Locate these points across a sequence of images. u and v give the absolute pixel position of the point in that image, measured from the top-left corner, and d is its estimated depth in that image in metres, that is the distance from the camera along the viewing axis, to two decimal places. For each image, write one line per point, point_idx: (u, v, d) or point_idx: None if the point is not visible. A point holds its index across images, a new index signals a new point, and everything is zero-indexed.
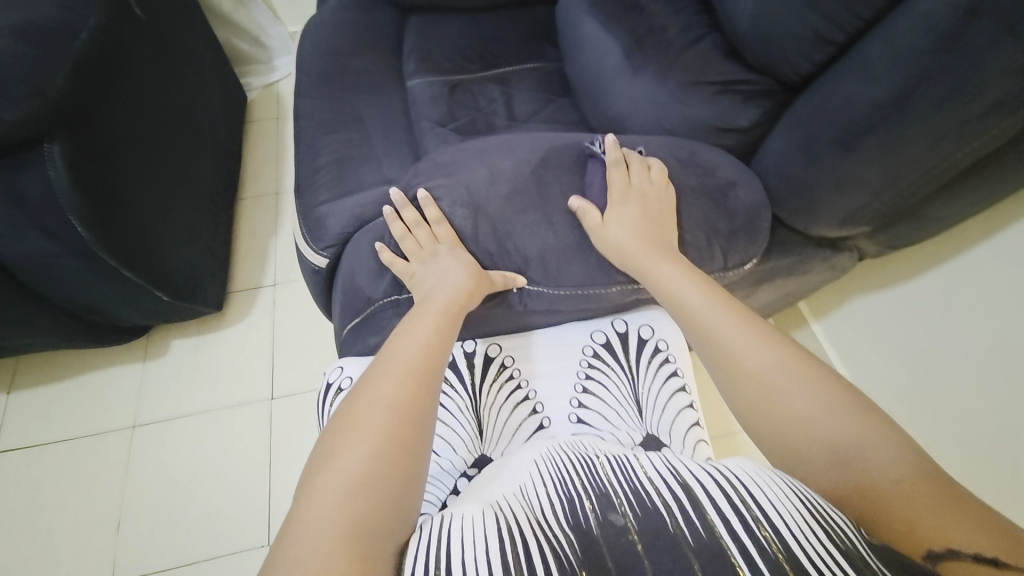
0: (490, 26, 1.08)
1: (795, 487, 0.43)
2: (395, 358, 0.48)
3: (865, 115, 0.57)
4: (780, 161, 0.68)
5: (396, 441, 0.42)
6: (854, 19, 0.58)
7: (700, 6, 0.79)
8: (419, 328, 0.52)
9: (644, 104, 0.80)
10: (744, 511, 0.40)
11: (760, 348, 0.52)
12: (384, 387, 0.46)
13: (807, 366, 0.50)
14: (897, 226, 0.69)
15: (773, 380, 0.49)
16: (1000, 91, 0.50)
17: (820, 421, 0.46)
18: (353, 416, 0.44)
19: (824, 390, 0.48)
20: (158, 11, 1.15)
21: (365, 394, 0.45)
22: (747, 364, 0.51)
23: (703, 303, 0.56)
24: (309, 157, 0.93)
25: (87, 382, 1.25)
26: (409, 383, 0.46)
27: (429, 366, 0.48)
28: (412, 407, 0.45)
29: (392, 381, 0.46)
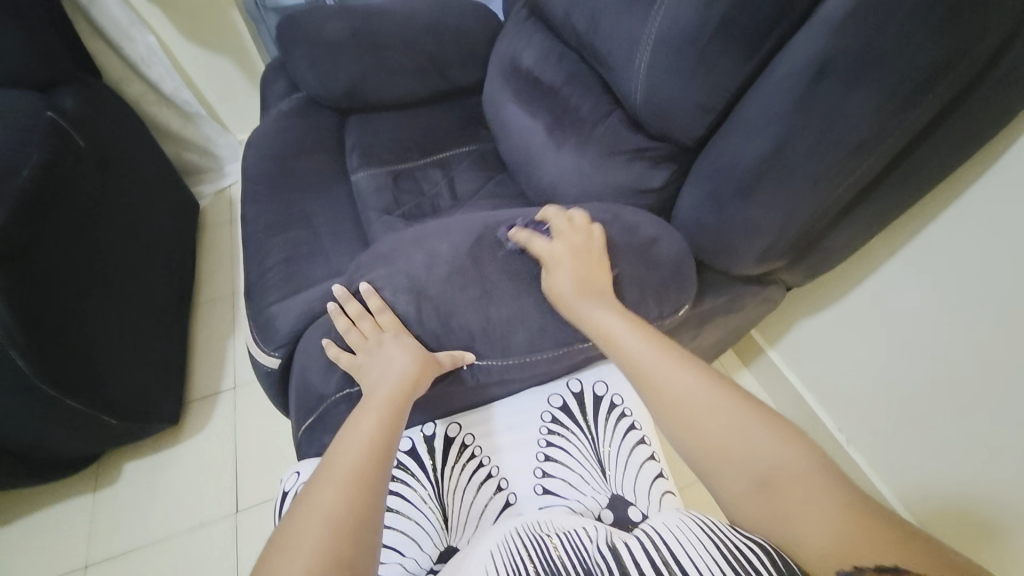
0: (425, 118, 1.17)
1: (735, 548, 0.44)
2: (335, 463, 0.48)
3: (751, 168, 0.64)
4: (694, 213, 0.74)
5: (335, 557, 0.41)
6: (726, 90, 0.66)
7: (604, 87, 0.89)
8: (361, 427, 0.52)
9: (570, 174, 0.87)
10: (667, 573, 0.42)
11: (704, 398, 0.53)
12: (322, 498, 0.45)
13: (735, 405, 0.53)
14: (809, 256, 0.76)
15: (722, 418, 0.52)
16: (856, 136, 0.57)
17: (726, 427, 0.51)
18: (290, 536, 0.42)
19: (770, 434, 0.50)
20: (102, 138, 1.20)
21: (303, 509, 0.44)
22: (678, 394, 0.55)
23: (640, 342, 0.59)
24: (258, 259, 0.95)
25: (28, 525, 1.15)
26: (351, 489, 0.46)
27: (373, 468, 0.48)
28: (353, 516, 0.44)
29: (331, 490, 0.45)
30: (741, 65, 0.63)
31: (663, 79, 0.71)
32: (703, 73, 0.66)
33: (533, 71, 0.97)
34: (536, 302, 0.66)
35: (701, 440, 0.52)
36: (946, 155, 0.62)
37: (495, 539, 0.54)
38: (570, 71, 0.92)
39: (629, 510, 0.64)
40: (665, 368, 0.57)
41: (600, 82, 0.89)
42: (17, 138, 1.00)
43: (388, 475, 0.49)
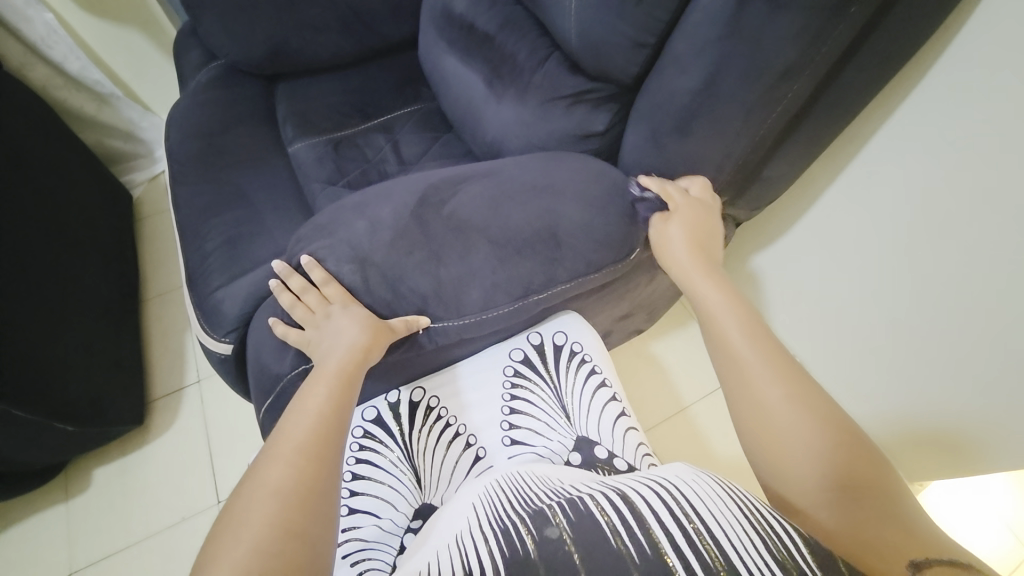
0: (359, 80, 1.10)
1: (733, 493, 0.46)
2: (285, 439, 0.47)
3: (687, 102, 0.64)
4: (637, 154, 0.73)
5: (283, 530, 0.41)
6: (658, 22, 0.64)
7: (540, 30, 0.85)
8: (311, 400, 0.51)
9: (513, 126, 0.85)
10: (687, 525, 0.41)
11: (774, 383, 0.54)
12: (270, 474, 0.44)
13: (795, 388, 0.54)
14: (752, 188, 0.76)
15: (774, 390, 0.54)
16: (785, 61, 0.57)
17: (771, 391, 0.54)
18: (237, 513, 0.42)
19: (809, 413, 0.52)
20: (6, 129, 1.09)
21: (251, 486, 0.44)
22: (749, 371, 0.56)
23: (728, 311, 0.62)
24: (196, 245, 0.90)
25: (0, 542, 1.11)
26: (300, 462, 0.45)
27: (324, 440, 0.48)
28: (302, 490, 0.44)
29: (279, 464, 0.45)
30: None
31: (594, 15, 0.68)
32: (633, 6, 0.64)
33: (466, 19, 0.92)
34: (486, 259, 0.65)
35: (756, 406, 0.54)
36: (874, 72, 0.62)
37: (478, 494, 0.56)
38: (504, 16, 0.88)
39: (595, 449, 0.65)
40: (735, 345, 0.59)
41: (535, 24, 0.85)
42: None
43: (341, 445, 0.49)
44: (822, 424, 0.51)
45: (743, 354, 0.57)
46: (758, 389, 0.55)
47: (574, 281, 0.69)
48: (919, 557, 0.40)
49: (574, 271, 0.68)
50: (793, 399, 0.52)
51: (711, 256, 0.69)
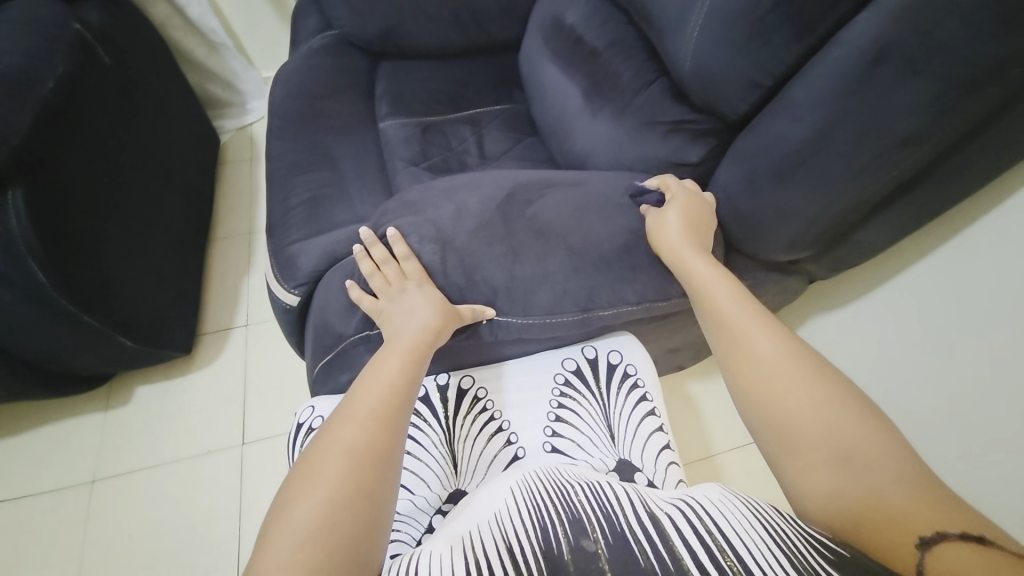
0: (458, 71, 1.14)
1: (755, 508, 0.47)
2: (358, 402, 0.49)
3: (796, 149, 0.63)
4: (727, 192, 0.73)
5: (355, 487, 0.42)
6: (781, 66, 0.64)
7: (650, 53, 0.85)
8: (385, 369, 0.53)
9: (603, 142, 0.86)
10: (710, 541, 0.42)
11: (792, 368, 0.52)
12: (345, 432, 0.46)
13: (816, 373, 0.51)
14: (838, 248, 0.74)
15: (779, 361, 0.53)
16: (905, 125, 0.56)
17: (775, 361, 0.53)
18: (313, 463, 0.44)
19: (817, 383, 0.51)
20: (126, 57, 1.18)
21: (323, 442, 0.46)
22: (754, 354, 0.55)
23: (730, 298, 0.60)
24: (281, 197, 0.94)
25: (44, 434, 1.19)
26: (373, 425, 0.47)
27: (394, 408, 0.49)
28: (374, 452, 0.45)
29: (354, 425, 0.47)
30: (800, 40, 0.61)
31: (714, 48, 0.68)
32: (759, 46, 0.64)
33: (576, 31, 0.94)
34: (562, 265, 0.66)
35: (763, 383, 0.53)
36: (998, 155, 0.60)
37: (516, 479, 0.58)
38: (615, 34, 0.89)
39: (636, 475, 0.64)
40: (731, 315, 0.58)
41: (645, 46, 0.86)
42: (39, 47, 0.96)
43: (408, 418, 0.50)
44: (839, 398, 0.49)
45: (746, 334, 0.56)
46: (776, 376, 0.52)
47: (641, 306, 0.68)
48: (927, 530, 0.39)
49: (643, 295, 0.68)
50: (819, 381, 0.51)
51: (703, 237, 0.67)
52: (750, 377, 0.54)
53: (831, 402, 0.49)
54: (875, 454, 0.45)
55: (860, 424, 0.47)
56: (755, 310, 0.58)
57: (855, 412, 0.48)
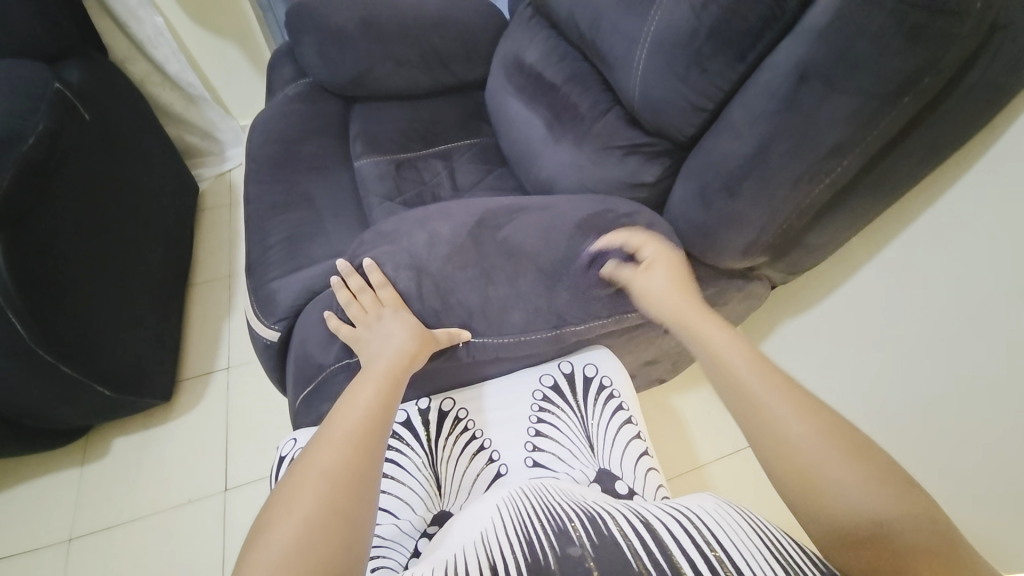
0: (428, 110, 1.20)
1: (756, 523, 0.48)
2: (335, 427, 0.50)
3: (740, 163, 0.68)
4: (684, 207, 0.78)
5: (330, 507, 0.43)
6: (717, 90, 0.70)
7: (603, 85, 0.92)
8: (362, 394, 0.55)
9: (566, 168, 0.91)
10: (708, 550, 0.43)
11: (794, 417, 0.50)
12: (322, 456, 0.47)
13: (837, 433, 0.48)
14: (791, 254, 0.79)
15: (794, 416, 0.50)
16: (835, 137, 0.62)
17: (788, 418, 0.50)
18: (290, 488, 0.45)
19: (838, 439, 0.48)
20: (106, 113, 1.21)
21: (300, 467, 0.47)
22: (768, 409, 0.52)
23: (736, 354, 0.57)
24: (259, 237, 0.97)
25: (15, 496, 1.14)
26: (348, 447, 0.48)
27: (370, 430, 0.51)
28: (349, 472, 0.46)
29: (330, 448, 0.48)
30: (732, 67, 0.68)
31: (659, 78, 0.75)
32: (697, 74, 0.70)
33: (535, 68, 1.01)
34: (533, 284, 0.69)
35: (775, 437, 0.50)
36: (918, 159, 0.66)
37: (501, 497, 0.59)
38: (571, 69, 0.96)
39: (616, 484, 0.65)
40: (740, 373, 0.56)
41: (599, 80, 0.93)
42: (20, 105, 0.97)
43: (385, 439, 0.52)
44: (851, 449, 0.47)
45: (753, 390, 0.54)
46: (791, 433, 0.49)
47: (610, 317, 0.72)
48: None
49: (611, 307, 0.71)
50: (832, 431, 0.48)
51: (694, 292, 0.68)
52: (764, 434, 0.51)
53: (855, 463, 0.46)
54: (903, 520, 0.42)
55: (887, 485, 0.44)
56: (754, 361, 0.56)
57: (884, 475, 0.45)
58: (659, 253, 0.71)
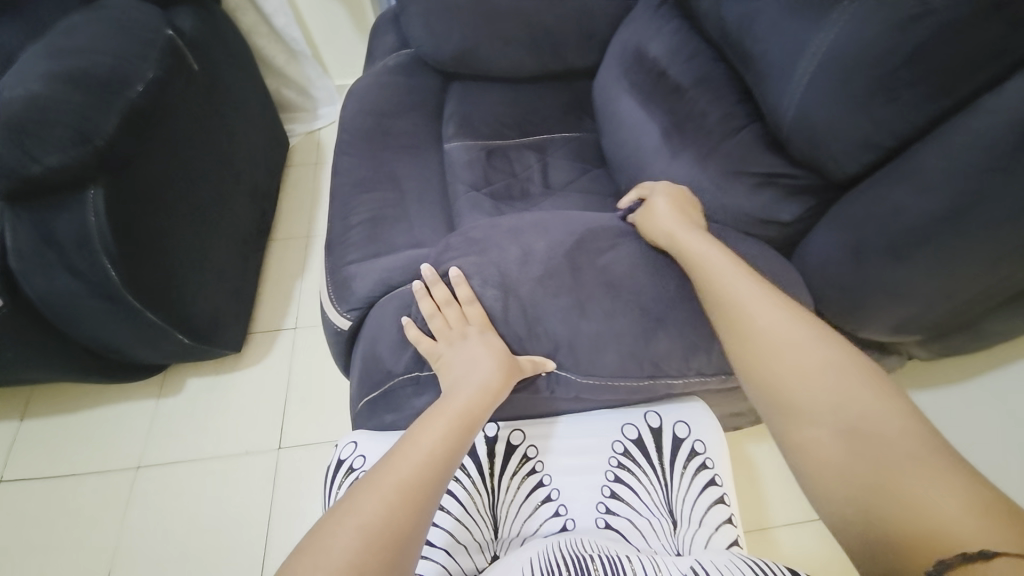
0: (529, 96, 1.11)
1: None
2: (389, 470, 0.46)
3: (919, 224, 0.55)
4: (825, 259, 0.65)
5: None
6: (905, 127, 0.57)
7: (742, 95, 0.79)
8: (425, 437, 0.49)
9: (681, 186, 0.79)
10: None
11: (796, 348, 0.51)
12: (364, 506, 0.43)
13: (834, 358, 0.49)
14: (953, 335, 0.64)
15: (790, 343, 0.51)
16: None
17: (786, 350, 0.51)
18: (324, 536, 0.41)
19: (825, 363, 0.49)
20: (211, 62, 1.22)
21: (344, 507, 0.43)
22: (760, 331, 0.53)
23: (737, 276, 0.57)
24: (343, 214, 0.94)
25: (99, 415, 1.24)
26: (394, 505, 0.44)
27: (423, 488, 0.45)
28: (388, 538, 0.42)
29: (376, 499, 0.44)
30: (931, 100, 0.54)
31: (824, 100, 0.61)
32: (882, 103, 0.57)
33: (659, 64, 0.89)
34: (632, 324, 0.61)
35: (767, 366, 0.51)
36: None
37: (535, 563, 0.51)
38: (704, 71, 0.83)
39: None
40: (738, 294, 0.56)
41: (737, 88, 0.80)
42: (134, 50, 0.95)
43: (437, 500, 0.46)
44: (857, 378, 0.47)
45: (750, 312, 0.54)
46: (782, 359, 0.51)
47: (716, 375, 0.62)
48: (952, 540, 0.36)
49: (719, 365, 0.61)
50: (825, 352, 0.50)
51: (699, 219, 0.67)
52: (755, 363, 0.52)
53: (845, 390, 0.46)
54: (890, 442, 0.42)
55: (880, 403, 0.45)
56: (751, 277, 0.57)
57: (880, 396, 0.45)
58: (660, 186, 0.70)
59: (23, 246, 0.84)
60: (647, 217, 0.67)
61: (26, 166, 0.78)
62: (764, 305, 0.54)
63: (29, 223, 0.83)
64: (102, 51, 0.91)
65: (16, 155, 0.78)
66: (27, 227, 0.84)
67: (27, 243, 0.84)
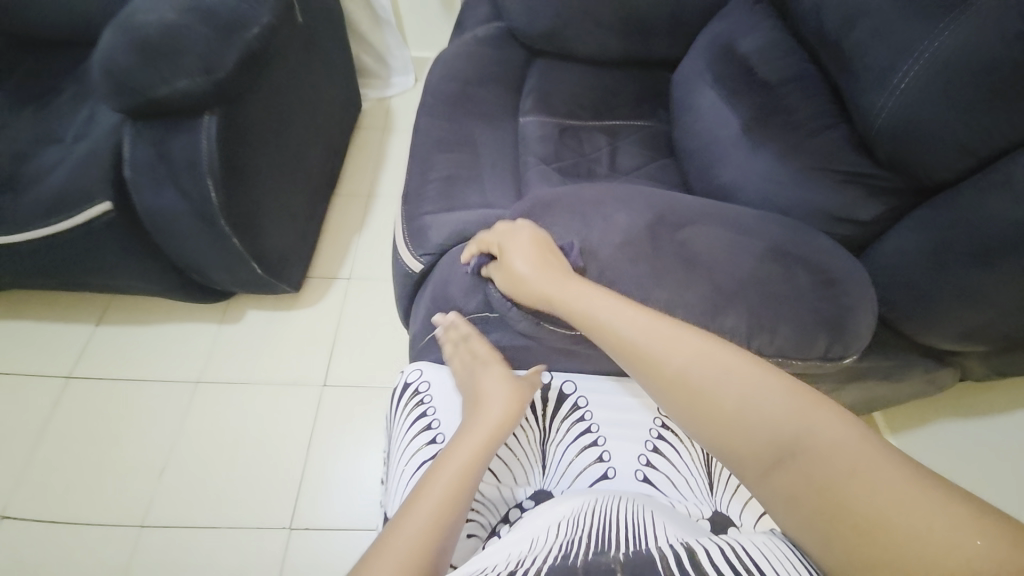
0: (608, 81, 1.14)
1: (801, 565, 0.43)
2: (425, 494, 0.50)
3: (1005, 232, 0.55)
4: (899, 261, 0.65)
5: None
6: (1001, 137, 0.58)
7: (832, 97, 0.80)
8: (450, 462, 0.53)
9: (755, 180, 0.80)
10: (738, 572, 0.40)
11: (727, 380, 0.52)
12: (400, 533, 0.47)
13: (752, 374, 0.52)
14: (1016, 352, 0.65)
15: (713, 375, 0.53)
16: None
17: (718, 381, 0.52)
18: (363, 566, 0.45)
19: (747, 377, 0.52)
20: (313, 18, 1.28)
21: (389, 532, 0.48)
22: (689, 372, 0.54)
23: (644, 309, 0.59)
24: (420, 170, 0.99)
25: (166, 331, 1.33)
26: (429, 525, 0.48)
27: (451, 506, 0.50)
28: (422, 554, 0.46)
29: (411, 526, 0.48)
30: None
31: (927, 105, 0.63)
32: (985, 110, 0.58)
33: (749, 60, 0.90)
34: (702, 298, 0.62)
35: (709, 410, 0.51)
36: None
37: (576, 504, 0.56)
38: (795, 71, 0.84)
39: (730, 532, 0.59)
40: (646, 323, 0.57)
41: (828, 90, 0.81)
42: None
43: (463, 516, 0.51)
44: (791, 396, 0.50)
45: (668, 350, 0.55)
46: (725, 398, 0.51)
47: (776, 359, 0.62)
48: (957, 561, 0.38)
49: (781, 349, 0.62)
50: (742, 373, 0.52)
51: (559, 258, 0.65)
52: (698, 412, 0.52)
53: (784, 414, 0.49)
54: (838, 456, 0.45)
55: (813, 412, 0.48)
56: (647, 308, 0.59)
57: (813, 404, 0.49)
58: (506, 237, 0.68)
59: (141, 160, 0.93)
60: (510, 284, 0.65)
61: (156, 87, 0.86)
62: (682, 336, 0.56)
63: (149, 141, 0.92)
64: None
65: (151, 77, 0.86)
66: (147, 144, 0.92)
67: (145, 158, 0.93)
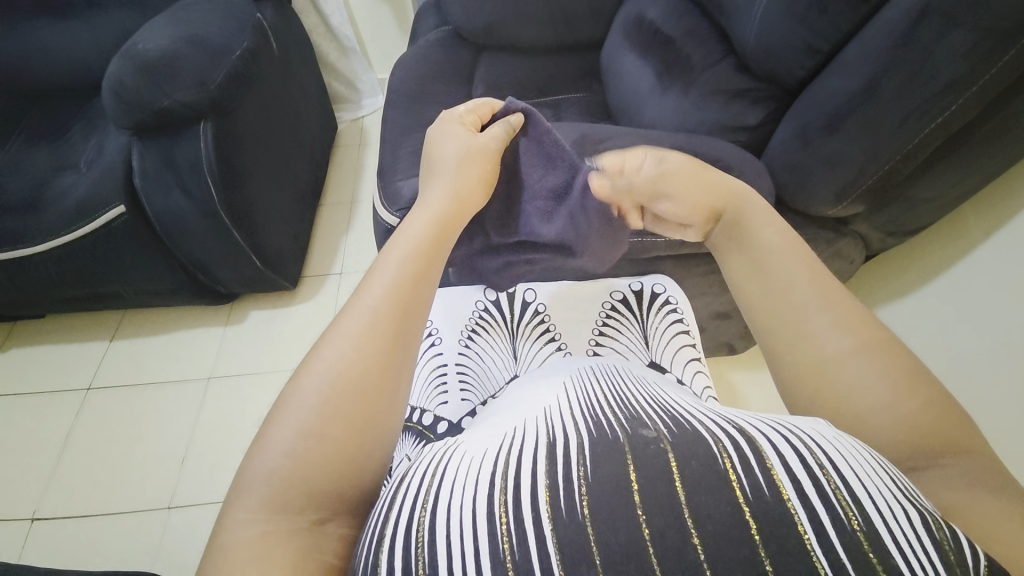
0: (547, 64, 1.31)
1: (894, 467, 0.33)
2: (354, 309, 0.42)
3: (844, 101, 0.70)
4: (782, 150, 0.81)
5: (347, 420, 0.37)
6: (836, 32, 0.72)
7: (720, 38, 0.96)
8: (382, 270, 0.45)
9: (669, 113, 0.96)
10: (824, 475, 0.29)
11: (835, 329, 0.45)
12: (331, 353, 0.39)
13: (887, 352, 0.43)
14: (891, 206, 0.79)
15: (841, 340, 0.44)
16: (940, 67, 0.61)
17: (833, 335, 0.45)
18: (294, 393, 0.38)
19: (863, 334, 0.44)
20: (288, 46, 1.46)
21: (306, 360, 0.40)
22: (812, 331, 0.45)
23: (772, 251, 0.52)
24: (390, 151, 1.14)
25: (175, 337, 1.44)
26: (371, 347, 0.40)
27: (398, 321, 0.42)
28: (366, 377, 0.39)
29: (348, 341, 0.40)
30: (854, 9, 0.69)
31: (777, 22, 0.78)
32: (816, 15, 0.73)
33: (654, 23, 1.07)
34: None
35: (805, 352, 0.45)
36: None
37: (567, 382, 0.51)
38: (690, 24, 1.01)
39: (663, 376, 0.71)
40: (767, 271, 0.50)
41: (716, 33, 0.97)
42: (234, 27, 1.18)
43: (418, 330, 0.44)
44: (901, 367, 0.42)
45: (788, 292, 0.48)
46: (832, 358, 0.44)
47: None
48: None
49: None
50: (855, 339, 0.44)
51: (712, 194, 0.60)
52: (790, 351, 0.46)
53: (898, 372, 0.41)
54: (935, 425, 0.38)
55: (941, 414, 0.39)
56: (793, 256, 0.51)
57: (934, 398, 0.40)
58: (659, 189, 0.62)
59: (152, 167, 1.08)
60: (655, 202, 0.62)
61: (161, 99, 1.01)
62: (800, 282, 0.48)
63: (157, 149, 1.07)
64: (213, 25, 1.14)
65: (156, 91, 1.01)
66: (156, 153, 1.07)
67: (154, 165, 1.08)
